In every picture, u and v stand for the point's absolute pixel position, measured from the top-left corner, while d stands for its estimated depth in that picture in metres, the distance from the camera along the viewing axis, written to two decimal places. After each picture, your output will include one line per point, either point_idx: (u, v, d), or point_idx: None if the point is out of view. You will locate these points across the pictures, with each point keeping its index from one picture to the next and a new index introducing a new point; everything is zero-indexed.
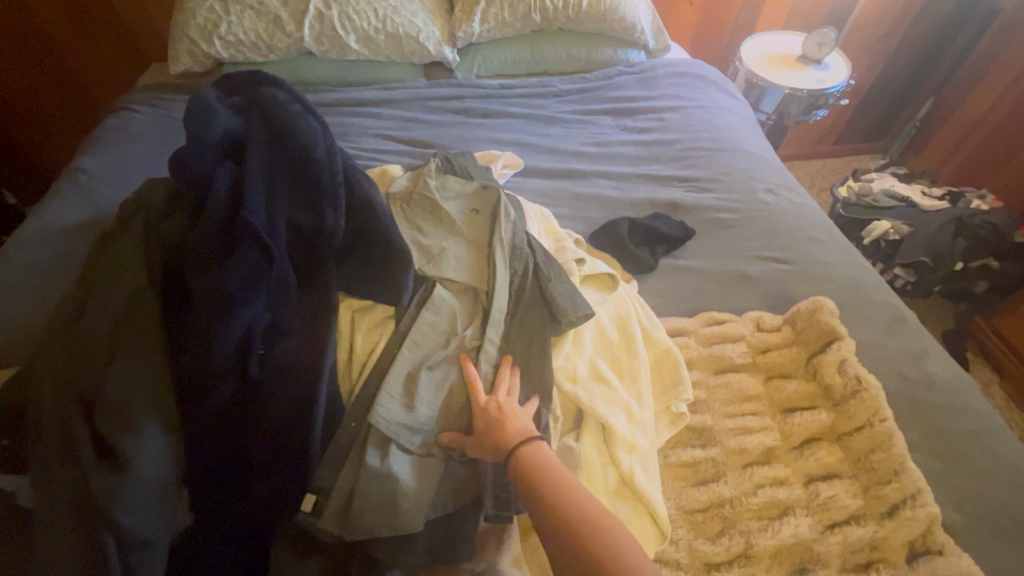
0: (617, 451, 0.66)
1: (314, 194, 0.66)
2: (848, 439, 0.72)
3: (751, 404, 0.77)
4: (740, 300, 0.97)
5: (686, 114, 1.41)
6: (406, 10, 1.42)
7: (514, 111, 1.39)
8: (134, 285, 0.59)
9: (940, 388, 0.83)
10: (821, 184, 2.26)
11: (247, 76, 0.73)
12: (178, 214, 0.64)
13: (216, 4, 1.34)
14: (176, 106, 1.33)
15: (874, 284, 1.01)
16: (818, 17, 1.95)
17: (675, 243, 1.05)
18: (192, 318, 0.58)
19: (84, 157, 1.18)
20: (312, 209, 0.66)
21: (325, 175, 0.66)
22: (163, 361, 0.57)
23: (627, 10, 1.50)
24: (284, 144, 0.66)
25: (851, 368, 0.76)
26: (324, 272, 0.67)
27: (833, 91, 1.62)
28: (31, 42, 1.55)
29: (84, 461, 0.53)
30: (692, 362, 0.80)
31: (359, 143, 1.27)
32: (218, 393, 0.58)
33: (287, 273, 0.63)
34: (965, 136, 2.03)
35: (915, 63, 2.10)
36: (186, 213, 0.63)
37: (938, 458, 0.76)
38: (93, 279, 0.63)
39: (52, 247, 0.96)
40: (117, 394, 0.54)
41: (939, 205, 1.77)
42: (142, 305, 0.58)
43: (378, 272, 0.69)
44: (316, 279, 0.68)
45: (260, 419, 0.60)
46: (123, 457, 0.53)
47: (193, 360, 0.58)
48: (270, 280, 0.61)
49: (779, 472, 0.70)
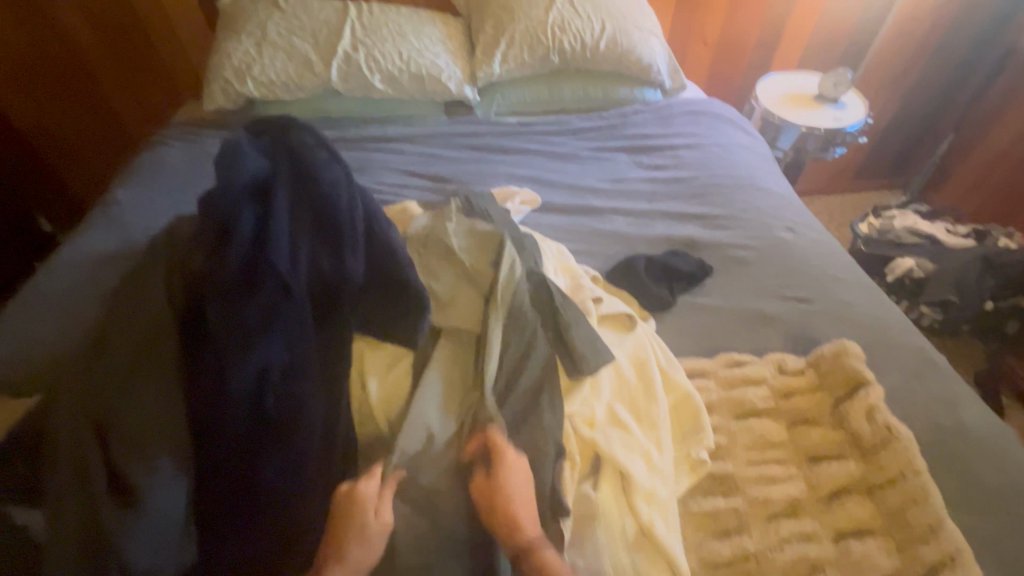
0: (635, 500, 0.64)
1: (335, 241, 0.68)
2: (881, 492, 0.68)
3: (775, 451, 0.74)
4: (761, 339, 0.95)
5: (703, 151, 1.42)
6: (429, 52, 1.48)
7: (532, 148, 1.42)
8: (157, 318, 0.61)
9: (976, 438, 0.79)
10: (840, 220, 2.24)
11: (273, 118, 0.76)
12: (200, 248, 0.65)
13: (251, 48, 1.41)
14: (207, 142, 1.39)
15: (900, 326, 0.98)
16: (832, 57, 1.98)
17: (693, 280, 1.04)
18: (209, 353, 0.59)
19: (119, 190, 1.23)
20: (334, 251, 0.68)
21: (346, 223, 0.69)
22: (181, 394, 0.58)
23: (643, 51, 1.54)
24: (312, 190, 0.70)
25: (880, 417, 0.73)
26: (342, 316, 0.68)
27: (850, 129, 1.63)
28: (78, 79, 1.65)
29: (97, 492, 0.53)
30: (712, 405, 0.78)
31: (381, 178, 1.30)
32: (231, 434, 0.58)
33: (306, 311, 0.64)
34: (988, 173, 2.01)
35: (932, 100, 2.10)
36: (204, 246, 0.63)
37: (978, 515, 0.72)
38: (116, 311, 0.64)
39: (82, 276, 0.99)
40: (136, 425, 0.56)
41: (964, 243, 1.73)
42: (164, 338, 0.60)
43: (395, 315, 0.70)
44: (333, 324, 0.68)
45: (268, 463, 0.58)
46: (137, 490, 0.53)
47: (210, 394, 0.59)
48: (289, 318, 0.62)
49: (807, 525, 0.67)
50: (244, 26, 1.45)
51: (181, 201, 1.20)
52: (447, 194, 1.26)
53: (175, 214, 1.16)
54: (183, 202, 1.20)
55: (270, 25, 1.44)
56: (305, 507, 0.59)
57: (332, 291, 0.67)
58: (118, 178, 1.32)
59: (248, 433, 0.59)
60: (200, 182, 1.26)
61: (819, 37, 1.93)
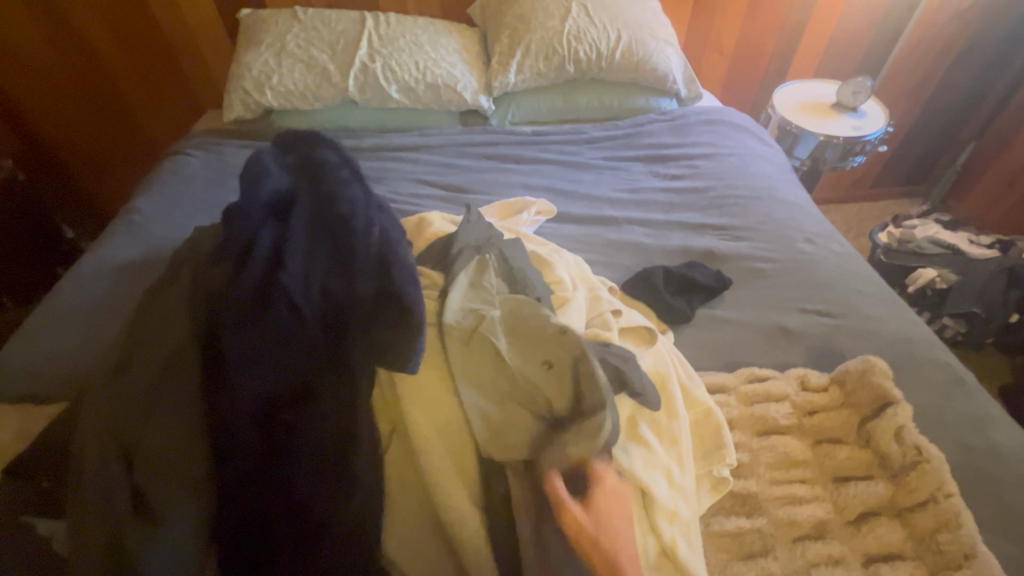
0: (658, 519, 0.63)
1: (348, 263, 0.66)
2: (911, 515, 0.66)
3: (800, 470, 0.72)
4: (782, 354, 0.93)
5: (719, 161, 1.41)
6: (445, 62, 1.49)
7: (548, 157, 1.41)
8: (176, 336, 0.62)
9: (1008, 460, 0.77)
10: (858, 229, 2.20)
11: (299, 138, 0.79)
12: (221, 266, 0.66)
13: (270, 59, 1.43)
14: (227, 151, 1.41)
15: (925, 341, 0.96)
16: (850, 65, 1.96)
17: (712, 293, 1.02)
18: (226, 372, 0.59)
19: (140, 199, 1.25)
20: (346, 276, 0.65)
21: (360, 245, 0.67)
22: (196, 413, 0.58)
23: (658, 61, 1.54)
24: (327, 209, 0.69)
25: (909, 437, 0.71)
26: (351, 347, 0.61)
27: (870, 138, 1.61)
28: (102, 91, 1.69)
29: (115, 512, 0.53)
30: (733, 422, 0.77)
31: (397, 188, 1.31)
32: (245, 456, 0.58)
33: (317, 335, 0.61)
34: (1012, 183, 1.97)
35: (953, 108, 2.07)
36: (229, 267, 0.65)
37: (1013, 540, 0.69)
38: (139, 327, 0.66)
39: (106, 284, 1.01)
40: (153, 445, 0.56)
41: (989, 254, 1.69)
42: (184, 357, 0.61)
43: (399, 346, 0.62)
44: (343, 356, 0.61)
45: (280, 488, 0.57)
46: (156, 510, 0.53)
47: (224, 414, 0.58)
48: (299, 342, 0.60)
49: (834, 549, 0.65)
50: (263, 38, 1.47)
51: (202, 210, 1.22)
52: (462, 203, 1.26)
53: (195, 223, 1.18)
54: (203, 211, 1.21)
55: (289, 37, 1.46)
56: (319, 542, 0.56)
57: (342, 315, 0.63)
58: (140, 186, 1.34)
59: (261, 458, 0.58)
60: (219, 192, 1.27)
61: (837, 45, 1.91)
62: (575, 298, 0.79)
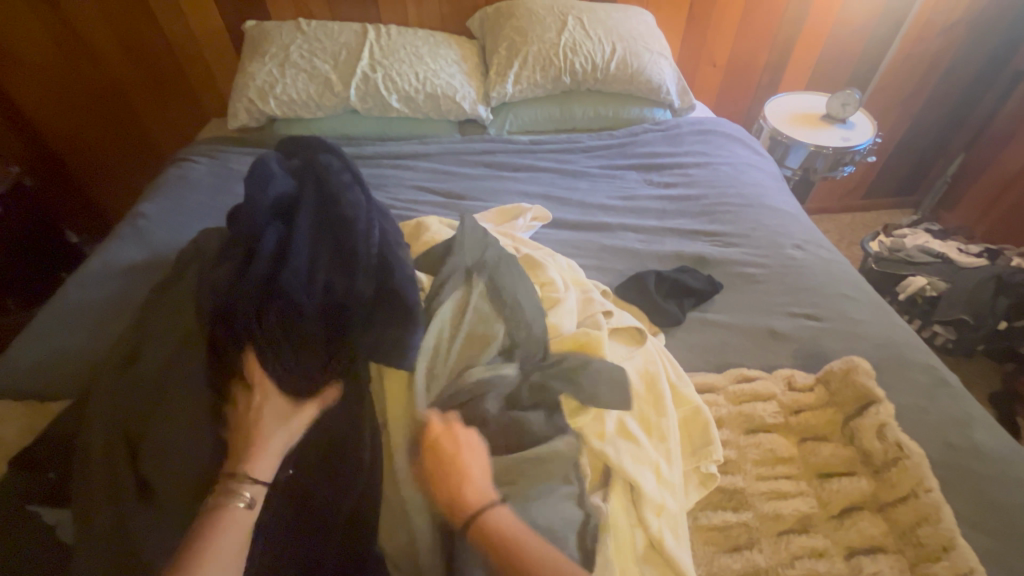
0: (645, 513, 0.65)
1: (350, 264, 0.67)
2: (892, 510, 0.68)
3: (785, 467, 0.74)
4: (770, 356, 0.96)
5: (712, 170, 1.44)
6: (444, 73, 1.53)
7: (544, 166, 1.45)
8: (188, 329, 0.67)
9: (990, 458, 0.79)
10: (850, 238, 2.24)
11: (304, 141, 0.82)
12: (229, 263, 0.68)
13: (274, 69, 1.47)
14: (231, 158, 1.44)
15: (910, 345, 0.98)
16: (840, 78, 2.01)
17: (703, 296, 1.05)
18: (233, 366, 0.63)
19: (145, 203, 1.28)
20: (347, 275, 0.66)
21: (361, 246, 0.68)
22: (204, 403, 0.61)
23: (653, 73, 1.58)
24: (330, 211, 0.72)
25: (891, 434, 0.73)
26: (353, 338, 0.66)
27: (859, 148, 1.64)
28: (110, 99, 1.73)
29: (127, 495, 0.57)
30: (721, 420, 0.79)
31: (397, 194, 1.34)
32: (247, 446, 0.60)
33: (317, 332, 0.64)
34: (1000, 194, 2.01)
35: (942, 120, 2.11)
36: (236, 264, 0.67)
37: (994, 536, 0.71)
38: (149, 322, 0.70)
39: (112, 285, 1.04)
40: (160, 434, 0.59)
41: (978, 262, 1.72)
42: (200, 358, 0.63)
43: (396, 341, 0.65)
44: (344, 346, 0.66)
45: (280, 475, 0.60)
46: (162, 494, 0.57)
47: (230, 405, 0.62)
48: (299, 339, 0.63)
49: (818, 542, 0.67)
50: (267, 48, 1.51)
51: (205, 214, 1.25)
52: (460, 209, 1.29)
53: (199, 226, 1.21)
54: (207, 215, 1.24)
55: (293, 47, 1.50)
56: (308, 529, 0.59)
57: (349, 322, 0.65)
58: (146, 191, 1.37)
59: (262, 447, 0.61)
60: (223, 197, 1.30)
61: (827, 59, 1.96)
62: (564, 299, 0.82)
